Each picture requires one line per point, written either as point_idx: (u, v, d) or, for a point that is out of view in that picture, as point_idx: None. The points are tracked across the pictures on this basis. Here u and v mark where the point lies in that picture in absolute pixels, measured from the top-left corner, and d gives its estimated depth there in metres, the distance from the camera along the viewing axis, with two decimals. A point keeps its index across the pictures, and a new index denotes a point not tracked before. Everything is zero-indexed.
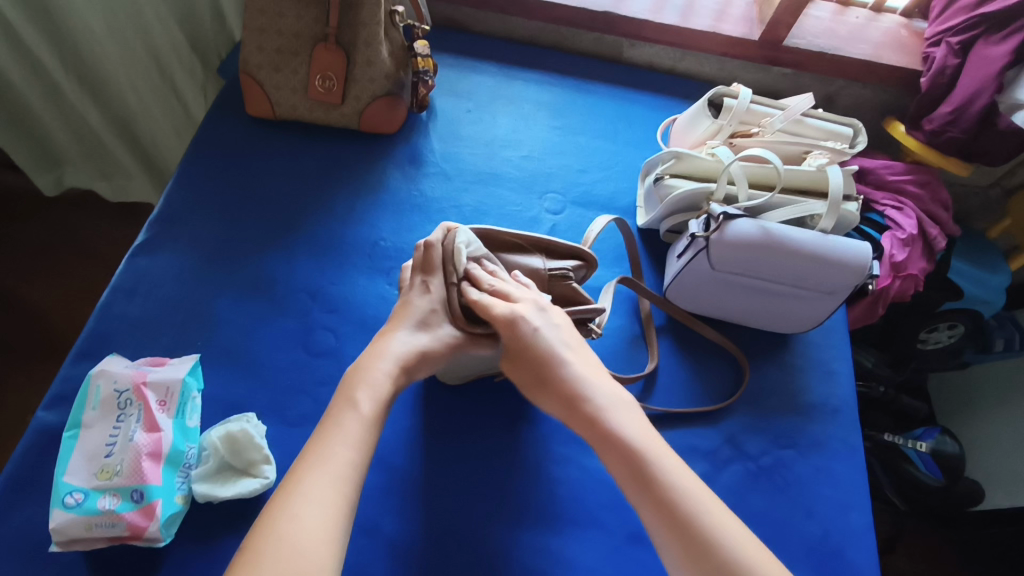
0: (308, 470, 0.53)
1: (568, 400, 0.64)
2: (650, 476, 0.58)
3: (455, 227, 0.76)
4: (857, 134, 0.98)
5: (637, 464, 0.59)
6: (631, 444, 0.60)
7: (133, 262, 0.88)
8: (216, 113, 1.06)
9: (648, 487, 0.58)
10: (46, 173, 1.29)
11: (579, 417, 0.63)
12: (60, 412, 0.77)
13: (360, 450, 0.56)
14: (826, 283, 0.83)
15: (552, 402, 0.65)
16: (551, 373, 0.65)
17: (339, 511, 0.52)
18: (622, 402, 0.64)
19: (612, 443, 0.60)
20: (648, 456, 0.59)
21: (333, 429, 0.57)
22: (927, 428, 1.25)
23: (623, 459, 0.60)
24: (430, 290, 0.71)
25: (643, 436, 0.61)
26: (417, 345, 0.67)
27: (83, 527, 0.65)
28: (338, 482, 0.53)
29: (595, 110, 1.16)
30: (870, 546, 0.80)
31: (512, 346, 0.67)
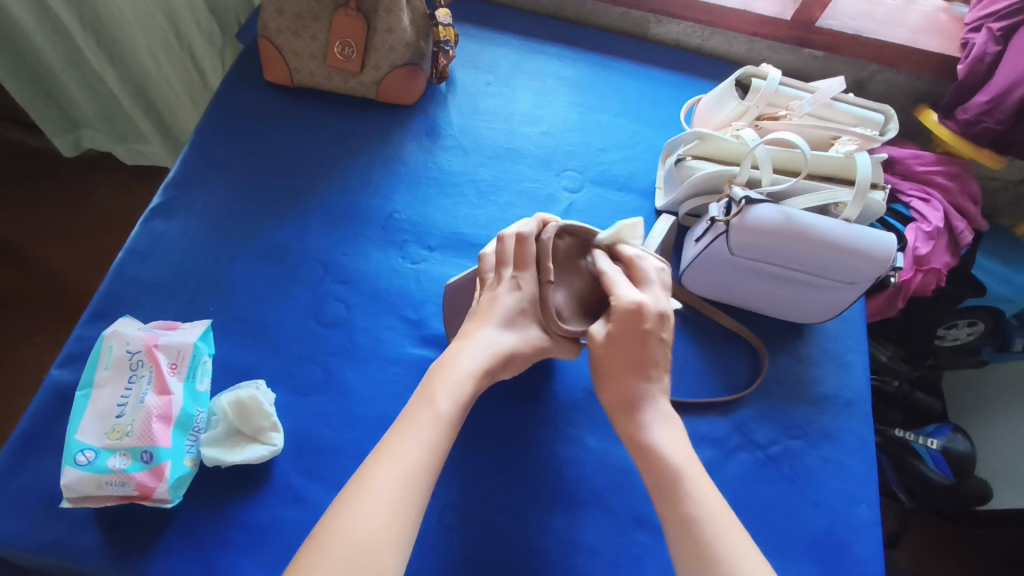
0: (380, 464, 0.54)
1: (628, 403, 0.64)
2: (675, 497, 0.58)
3: (551, 221, 0.73)
4: (889, 121, 0.94)
5: (668, 475, 0.60)
6: (672, 461, 0.60)
7: (149, 225, 0.88)
8: (234, 78, 1.05)
9: (671, 504, 0.58)
10: (65, 135, 1.32)
11: (630, 417, 0.64)
12: (73, 370, 0.78)
13: (437, 454, 0.56)
14: (845, 274, 0.81)
15: (612, 395, 0.65)
16: (632, 372, 0.64)
17: (405, 506, 0.52)
18: (669, 417, 0.64)
19: (653, 454, 0.61)
20: (687, 477, 0.59)
21: (410, 427, 0.57)
22: (940, 425, 1.24)
23: (659, 473, 0.60)
24: (520, 287, 0.68)
25: (679, 448, 0.62)
26: (505, 346, 0.65)
27: (93, 485, 0.66)
28: (411, 477, 0.53)
29: (618, 87, 1.14)
30: (877, 539, 0.79)
31: (615, 333, 0.64)
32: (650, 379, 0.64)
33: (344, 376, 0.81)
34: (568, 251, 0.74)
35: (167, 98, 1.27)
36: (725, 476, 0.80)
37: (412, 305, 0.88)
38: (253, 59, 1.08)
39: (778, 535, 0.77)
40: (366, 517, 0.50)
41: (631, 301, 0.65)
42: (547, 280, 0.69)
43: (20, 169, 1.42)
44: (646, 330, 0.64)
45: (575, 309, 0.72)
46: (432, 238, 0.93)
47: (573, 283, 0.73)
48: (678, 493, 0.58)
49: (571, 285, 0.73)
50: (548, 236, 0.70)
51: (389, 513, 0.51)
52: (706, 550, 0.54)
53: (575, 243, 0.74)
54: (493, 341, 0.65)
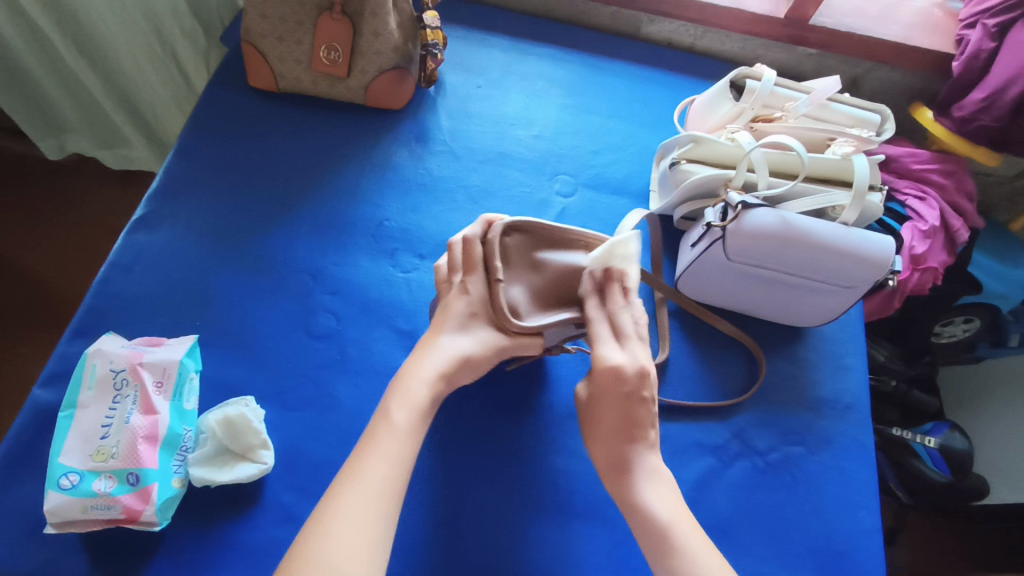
0: (346, 483, 0.53)
1: (620, 463, 0.63)
2: (663, 549, 0.58)
3: (496, 220, 0.70)
4: (886, 121, 0.93)
5: (656, 530, 0.59)
6: (659, 516, 0.60)
7: (132, 236, 0.86)
8: (218, 83, 1.02)
9: (662, 564, 0.58)
10: (48, 138, 1.29)
11: (621, 473, 0.63)
12: (56, 390, 0.76)
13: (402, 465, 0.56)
14: (843, 278, 0.80)
15: (603, 454, 0.65)
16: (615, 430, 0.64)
17: (375, 523, 0.51)
18: (659, 474, 0.63)
19: (641, 515, 0.60)
20: (675, 536, 0.59)
21: (374, 441, 0.56)
22: (937, 423, 1.23)
23: (647, 529, 0.60)
24: (468, 291, 0.67)
25: (670, 508, 0.61)
26: (460, 351, 0.64)
27: (78, 509, 0.65)
28: (377, 488, 0.53)
29: (611, 88, 1.12)
30: (878, 546, 0.78)
31: (600, 391, 0.65)
32: (641, 440, 0.64)
33: (335, 390, 0.80)
34: (519, 248, 0.70)
35: (150, 102, 1.24)
36: (724, 484, 0.79)
37: (405, 316, 0.86)
38: (238, 64, 1.05)
39: (778, 543, 0.76)
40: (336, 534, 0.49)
41: (608, 360, 0.65)
42: (494, 278, 0.66)
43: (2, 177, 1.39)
44: (625, 393, 0.64)
45: (534, 303, 0.69)
46: (423, 246, 0.92)
47: (531, 278, 0.70)
48: (668, 555, 0.58)
49: (530, 281, 0.69)
50: (491, 234, 0.68)
51: (359, 532, 0.50)
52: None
53: (524, 239, 0.71)
54: (452, 347, 0.64)
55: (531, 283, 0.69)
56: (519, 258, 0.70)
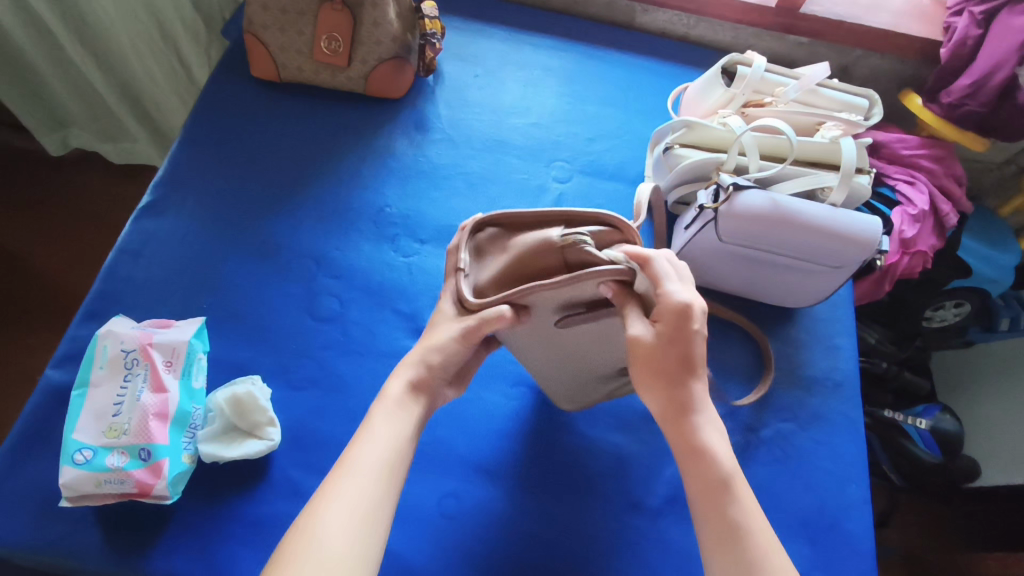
0: (342, 475, 0.51)
1: (680, 406, 0.55)
2: (723, 497, 0.53)
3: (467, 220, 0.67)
4: (873, 106, 0.95)
5: (717, 478, 0.54)
6: (721, 461, 0.54)
7: (139, 223, 0.88)
8: (220, 74, 1.04)
9: (717, 516, 0.53)
10: (51, 133, 1.31)
11: (679, 420, 0.55)
12: (69, 371, 0.78)
13: (396, 451, 0.54)
14: (832, 258, 0.82)
15: (660, 401, 0.56)
16: (674, 371, 0.54)
17: (367, 514, 0.50)
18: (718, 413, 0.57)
19: (702, 461, 0.54)
20: (735, 488, 0.53)
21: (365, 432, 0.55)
22: (928, 406, 1.26)
23: (705, 475, 0.54)
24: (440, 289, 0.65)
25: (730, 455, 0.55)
26: (422, 342, 0.61)
27: (92, 483, 0.67)
28: (370, 479, 0.51)
29: (605, 77, 1.14)
30: (867, 516, 0.81)
31: (664, 334, 0.54)
32: (699, 377, 0.55)
33: (339, 370, 0.82)
34: (494, 241, 0.66)
35: (153, 95, 1.26)
36: None
37: (406, 298, 0.88)
38: (239, 55, 1.07)
39: (768, 515, 0.79)
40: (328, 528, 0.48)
41: (674, 296, 0.54)
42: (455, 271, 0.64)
43: (8, 171, 1.41)
44: (695, 331, 0.53)
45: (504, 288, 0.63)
46: (423, 231, 0.94)
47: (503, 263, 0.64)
48: (724, 503, 0.53)
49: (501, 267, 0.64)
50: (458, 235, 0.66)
51: (353, 520, 0.49)
52: (754, 566, 0.50)
53: (498, 232, 0.66)
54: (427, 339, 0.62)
55: (497, 264, 0.63)
56: (495, 252, 0.65)
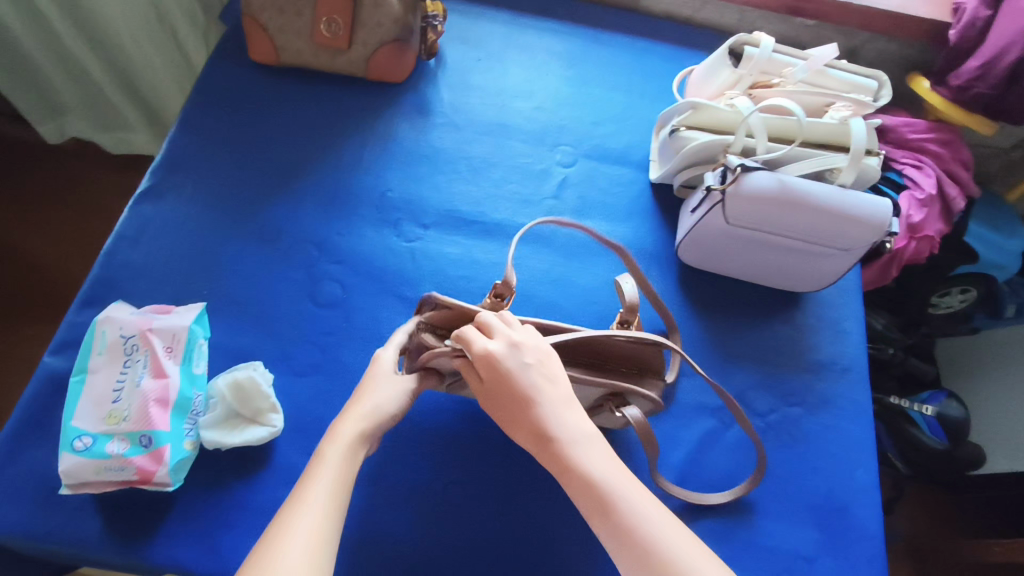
0: (295, 505, 0.50)
1: (538, 435, 0.55)
2: (606, 512, 0.51)
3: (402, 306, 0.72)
4: (882, 87, 0.93)
5: (595, 495, 0.52)
6: (591, 476, 0.52)
7: (137, 209, 0.87)
8: (217, 59, 1.03)
9: (605, 529, 0.51)
10: (47, 121, 1.28)
11: (544, 449, 0.54)
12: (67, 357, 0.77)
13: (342, 491, 0.53)
14: (840, 240, 0.81)
15: (524, 439, 0.56)
16: (516, 407, 0.55)
17: (322, 544, 0.48)
18: (585, 429, 0.55)
19: (574, 481, 0.53)
20: (616, 501, 0.51)
21: (312, 474, 0.53)
22: (933, 392, 1.25)
23: (582, 494, 0.52)
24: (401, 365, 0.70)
25: (605, 466, 0.53)
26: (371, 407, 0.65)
27: (92, 470, 0.66)
28: (326, 515, 0.50)
29: (609, 60, 1.12)
30: (876, 501, 0.80)
31: (490, 387, 0.57)
32: (543, 400, 0.55)
33: (342, 355, 0.81)
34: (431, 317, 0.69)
35: (151, 82, 1.24)
36: (722, 445, 0.81)
37: (408, 284, 0.87)
38: (236, 39, 1.05)
39: (777, 500, 0.78)
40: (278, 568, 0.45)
41: (477, 350, 0.57)
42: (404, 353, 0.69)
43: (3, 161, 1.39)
44: (506, 369, 0.56)
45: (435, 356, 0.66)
46: (426, 216, 0.93)
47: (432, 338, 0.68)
48: (612, 519, 0.51)
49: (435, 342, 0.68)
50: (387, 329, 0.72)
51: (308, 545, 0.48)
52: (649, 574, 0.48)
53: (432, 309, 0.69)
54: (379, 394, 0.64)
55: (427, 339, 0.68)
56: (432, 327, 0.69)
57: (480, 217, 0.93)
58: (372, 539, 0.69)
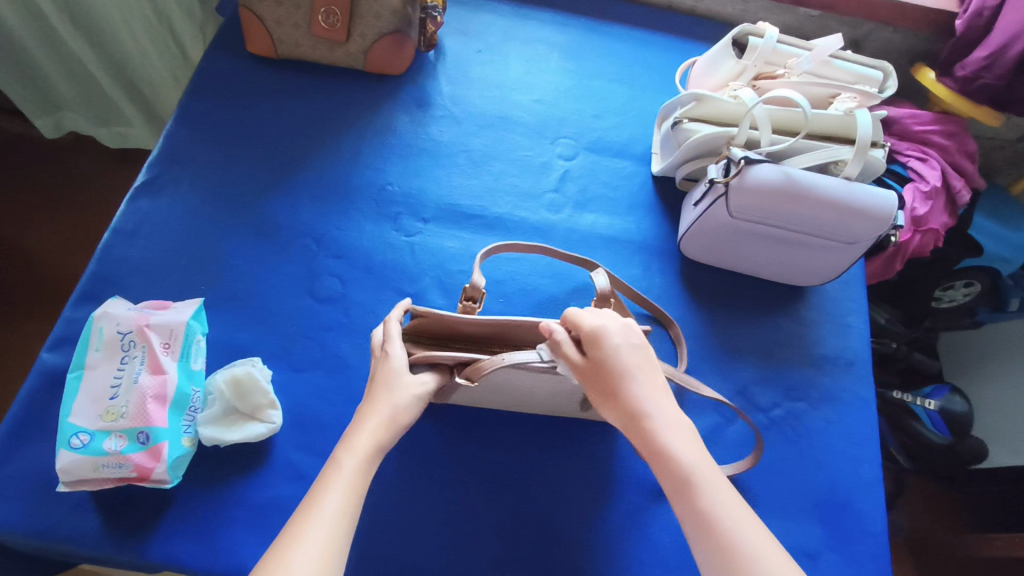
0: (298, 524, 0.50)
1: (635, 413, 0.57)
2: (694, 495, 0.52)
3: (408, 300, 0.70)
4: (888, 78, 0.92)
5: (683, 477, 0.53)
6: (682, 460, 0.54)
7: (134, 203, 0.86)
8: (215, 51, 1.01)
9: (689, 511, 0.52)
10: (44, 115, 1.28)
11: (639, 429, 0.56)
12: (64, 354, 0.76)
13: (348, 508, 0.52)
14: (846, 233, 0.80)
15: (615, 414, 0.58)
16: (612, 382, 0.58)
17: (329, 561, 0.48)
18: (679, 419, 0.57)
19: (667, 461, 0.54)
20: (699, 483, 0.53)
21: (325, 484, 0.53)
22: (937, 386, 1.24)
23: (672, 476, 0.54)
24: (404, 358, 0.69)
25: (698, 454, 0.55)
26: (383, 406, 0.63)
27: (89, 467, 0.65)
28: (332, 532, 0.50)
29: (611, 52, 1.11)
30: (880, 496, 0.80)
31: (592, 361, 0.59)
32: (638, 378, 0.58)
33: (341, 351, 0.80)
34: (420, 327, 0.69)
35: (149, 75, 1.23)
36: (726, 440, 0.80)
37: (408, 278, 0.86)
38: (233, 31, 1.04)
39: (780, 496, 0.77)
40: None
41: (586, 324, 0.60)
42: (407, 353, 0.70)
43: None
44: (615, 345, 0.59)
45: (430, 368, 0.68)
46: (426, 210, 0.92)
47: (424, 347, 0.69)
48: (693, 499, 0.52)
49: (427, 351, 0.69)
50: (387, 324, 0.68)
51: (313, 561, 0.47)
52: (726, 554, 0.49)
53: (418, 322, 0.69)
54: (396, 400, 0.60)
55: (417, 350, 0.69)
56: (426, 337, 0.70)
57: (479, 211, 0.92)
58: (372, 536, 0.68)
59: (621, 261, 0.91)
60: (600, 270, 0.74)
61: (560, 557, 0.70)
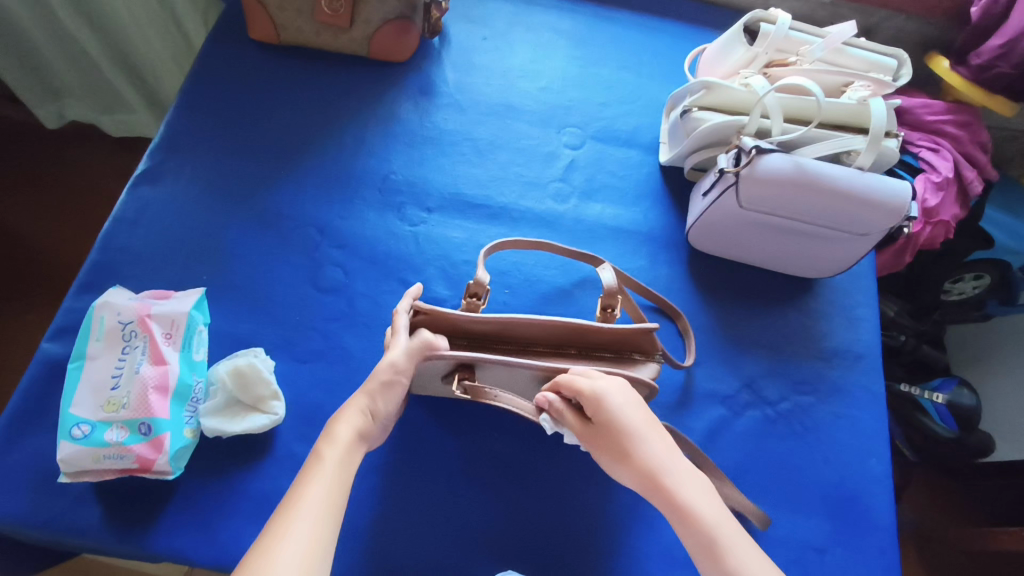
0: (285, 512, 0.50)
1: (650, 473, 0.56)
2: (721, 556, 0.51)
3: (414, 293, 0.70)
4: (902, 66, 0.90)
5: (707, 537, 0.52)
6: (704, 519, 0.53)
7: (136, 191, 0.85)
8: (218, 37, 1.00)
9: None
10: (46, 105, 1.27)
11: (657, 488, 0.55)
12: (65, 343, 0.75)
13: (333, 497, 0.53)
14: (858, 224, 0.79)
15: (629, 476, 0.57)
16: (623, 448, 0.57)
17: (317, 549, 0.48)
18: (694, 473, 0.57)
19: (689, 521, 0.53)
20: (725, 544, 0.52)
21: (309, 473, 0.54)
22: (945, 379, 1.22)
23: (696, 537, 0.53)
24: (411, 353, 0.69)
25: (717, 510, 0.54)
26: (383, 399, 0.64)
27: (90, 458, 0.64)
28: (318, 519, 0.50)
29: (619, 39, 1.09)
30: (888, 491, 0.79)
31: (599, 426, 0.59)
32: (649, 441, 0.57)
33: (345, 342, 0.79)
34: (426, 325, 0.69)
35: (151, 62, 1.21)
36: (733, 434, 0.79)
37: (412, 269, 0.85)
38: (235, 17, 1.03)
39: (788, 491, 0.77)
40: (276, 561, 0.45)
41: (585, 387, 0.60)
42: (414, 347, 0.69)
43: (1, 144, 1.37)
44: (619, 405, 0.59)
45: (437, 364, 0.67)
46: (431, 200, 0.90)
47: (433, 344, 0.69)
48: (721, 559, 0.51)
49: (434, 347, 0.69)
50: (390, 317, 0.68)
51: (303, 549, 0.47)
52: None
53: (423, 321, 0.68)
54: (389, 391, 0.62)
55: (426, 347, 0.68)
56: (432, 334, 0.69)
57: (484, 201, 0.91)
58: (376, 529, 0.68)
59: (628, 251, 0.90)
60: (605, 265, 0.73)
61: (565, 551, 0.70)
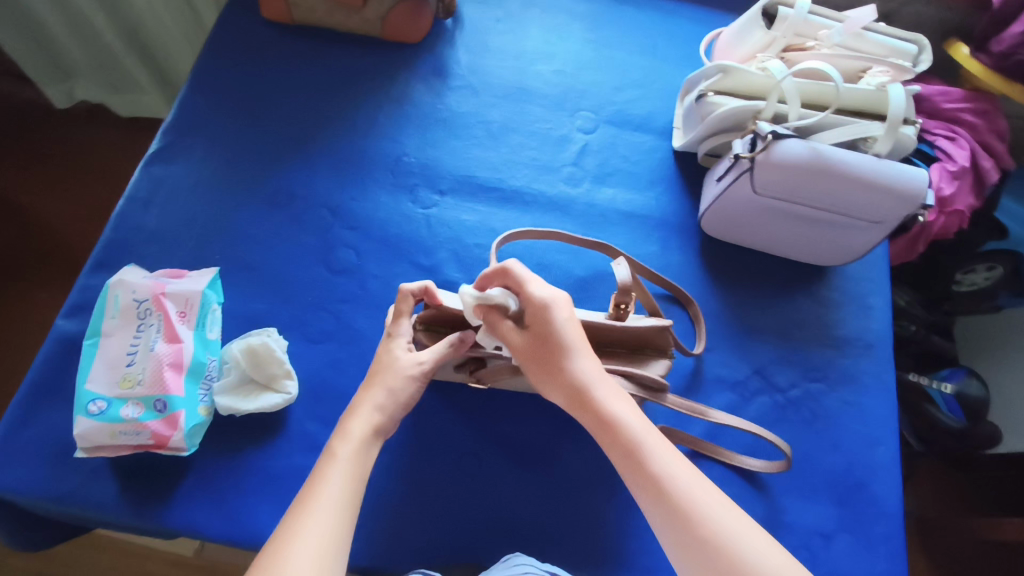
0: (299, 513, 0.50)
1: (578, 387, 0.58)
2: (641, 461, 0.54)
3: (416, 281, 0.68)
4: (922, 52, 0.88)
5: (628, 443, 0.55)
6: (627, 428, 0.56)
7: (149, 169, 0.85)
8: (230, 16, 0.99)
9: (638, 479, 0.54)
10: (56, 84, 1.27)
11: (583, 404, 0.58)
12: (80, 321, 0.76)
13: (349, 494, 0.53)
14: (873, 212, 0.78)
15: (559, 392, 0.59)
16: (554, 363, 0.58)
17: (331, 549, 0.49)
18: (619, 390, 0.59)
19: (612, 432, 0.56)
20: (647, 450, 0.55)
21: (323, 471, 0.54)
22: (953, 369, 1.22)
23: (618, 447, 0.55)
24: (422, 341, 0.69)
25: (638, 420, 0.57)
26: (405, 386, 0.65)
27: (107, 434, 0.65)
28: (333, 516, 0.50)
29: (634, 22, 1.08)
30: (896, 478, 0.79)
31: (539, 334, 0.59)
32: (584, 359, 0.58)
33: (356, 323, 0.80)
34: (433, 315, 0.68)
35: (159, 40, 1.21)
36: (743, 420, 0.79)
37: (424, 251, 0.85)
38: None
39: (796, 477, 0.77)
40: (292, 564, 0.46)
41: (539, 296, 0.59)
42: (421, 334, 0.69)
43: (11, 123, 1.37)
44: (563, 320, 0.58)
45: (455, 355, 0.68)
46: (442, 182, 0.90)
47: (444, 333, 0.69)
48: (643, 466, 0.54)
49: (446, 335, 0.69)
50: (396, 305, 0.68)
51: (315, 551, 0.48)
52: (683, 516, 0.51)
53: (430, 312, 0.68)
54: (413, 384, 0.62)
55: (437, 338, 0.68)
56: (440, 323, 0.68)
57: (496, 184, 0.91)
58: (387, 507, 0.69)
59: (640, 236, 0.90)
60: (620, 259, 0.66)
61: (574, 532, 0.71)
